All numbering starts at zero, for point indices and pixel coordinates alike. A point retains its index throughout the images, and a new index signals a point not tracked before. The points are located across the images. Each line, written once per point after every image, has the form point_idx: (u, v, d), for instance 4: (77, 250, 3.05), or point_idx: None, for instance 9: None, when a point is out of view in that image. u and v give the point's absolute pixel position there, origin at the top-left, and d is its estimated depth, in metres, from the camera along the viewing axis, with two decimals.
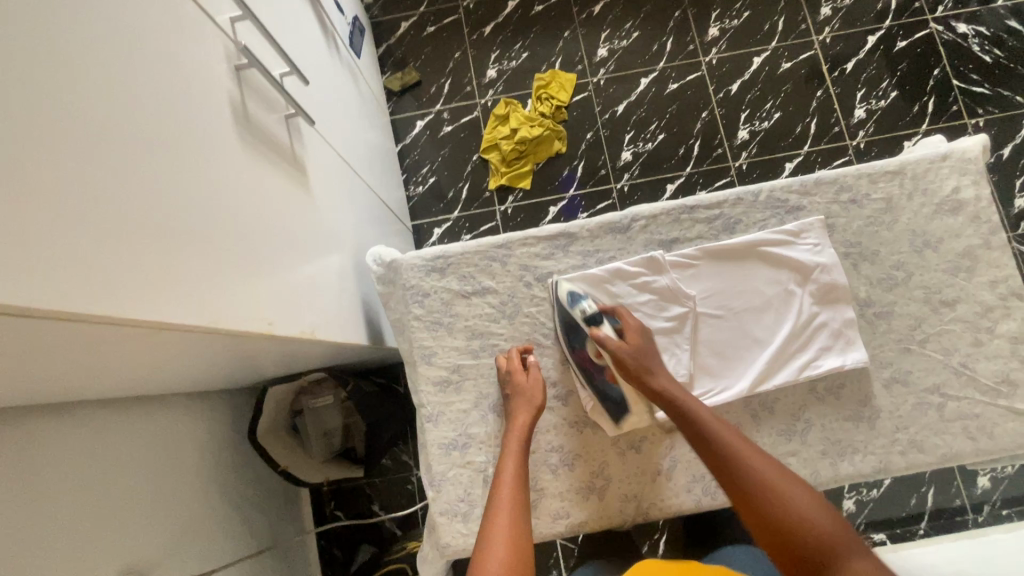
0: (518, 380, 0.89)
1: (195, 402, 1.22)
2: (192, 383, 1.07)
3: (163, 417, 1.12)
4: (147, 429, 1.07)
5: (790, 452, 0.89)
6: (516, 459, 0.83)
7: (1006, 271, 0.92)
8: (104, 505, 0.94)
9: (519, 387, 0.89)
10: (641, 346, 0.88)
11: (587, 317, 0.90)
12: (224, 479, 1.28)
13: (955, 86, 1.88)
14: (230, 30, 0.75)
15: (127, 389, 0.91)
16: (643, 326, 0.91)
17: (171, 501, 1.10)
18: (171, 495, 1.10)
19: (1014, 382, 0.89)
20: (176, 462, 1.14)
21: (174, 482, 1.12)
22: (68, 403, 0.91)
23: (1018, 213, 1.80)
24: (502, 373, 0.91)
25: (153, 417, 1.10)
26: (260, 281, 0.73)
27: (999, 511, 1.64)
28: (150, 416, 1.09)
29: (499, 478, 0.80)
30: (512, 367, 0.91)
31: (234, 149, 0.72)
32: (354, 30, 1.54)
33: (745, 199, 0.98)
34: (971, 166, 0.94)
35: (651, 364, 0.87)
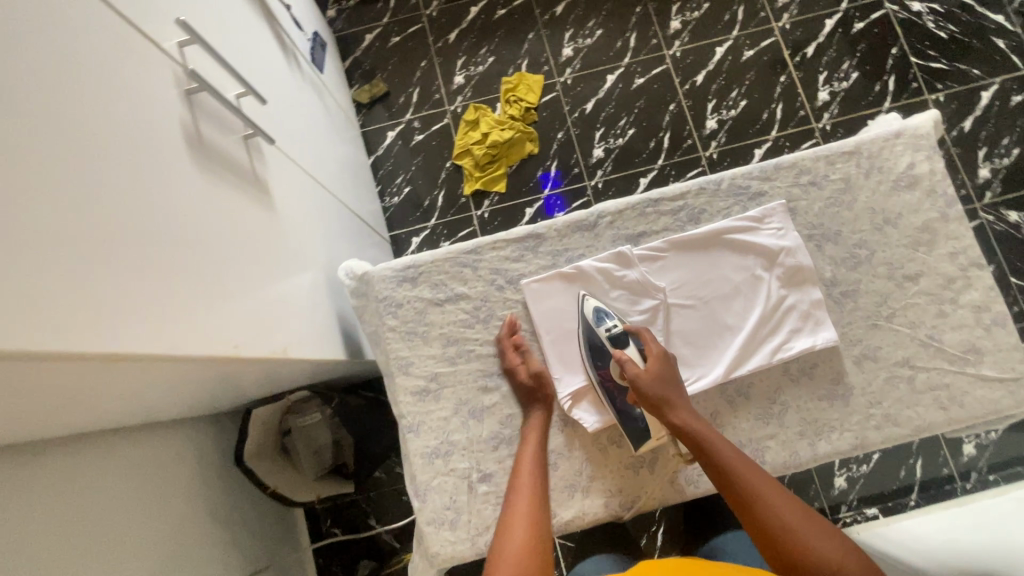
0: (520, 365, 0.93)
1: (181, 429, 1.21)
2: (174, 409, 1.05)
3: (150, 446, 1.11)
4: (134, 460, 1.06)
5: (769, 435, 0.90)
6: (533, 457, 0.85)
7: (964, 242, 0.94)
8: (96, 539, 0.93)
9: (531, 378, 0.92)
10: (664, 375, 0.87)
11: (612, 337, 0.91)
12: (216, 505, 1.27)
13: (914, 64, 1.92)
14: (179, 56, 0.75)
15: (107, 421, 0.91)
16: (666, 354, 0.90)
17: (165, 530, 1.09)
18: (163, 525, 1.09)
19: (980, 350, 0.91)
20: (164, 492, 1.12)
21: (166, 511, 1.11)
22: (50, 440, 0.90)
23: (983, 183, 1.84)
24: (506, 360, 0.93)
25: (140, 448, 1.09)
26: (225, 304, 0.72)
27: (986, 477, 1.67)
28: (132, 447, 1.07)
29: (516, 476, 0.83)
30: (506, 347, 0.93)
31: (189, 172, 0.71)
32: (315, 45, 1.53)
33: (707, 188, 0.99)
34: (923, 142, 0.97)
35: (672, 395, 0.86)
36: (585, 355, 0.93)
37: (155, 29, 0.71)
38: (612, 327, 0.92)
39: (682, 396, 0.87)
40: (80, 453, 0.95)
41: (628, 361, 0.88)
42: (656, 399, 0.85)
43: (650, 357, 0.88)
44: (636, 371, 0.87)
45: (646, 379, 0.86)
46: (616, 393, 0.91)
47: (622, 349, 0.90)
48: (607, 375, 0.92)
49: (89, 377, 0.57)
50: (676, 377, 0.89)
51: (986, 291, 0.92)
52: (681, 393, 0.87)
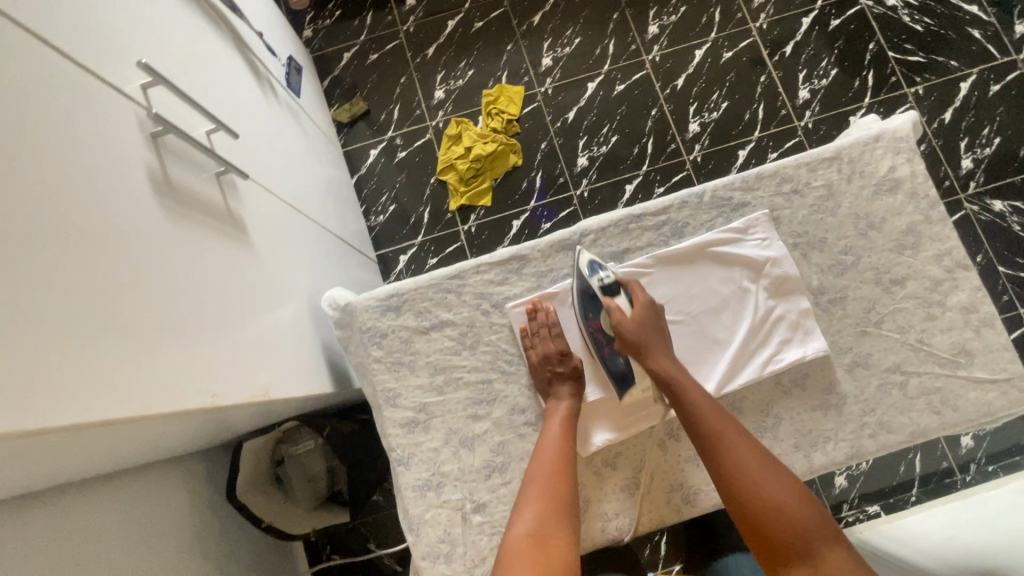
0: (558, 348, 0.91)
1: (174, 467, 1.19)
2: (165, 451, 1.03)
3: (143, 488, 1.09)
4: (127, 504, 1.04)
5: (763, 449, 0.89)
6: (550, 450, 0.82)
7: (949, 244, 0.93)
8: None
9: (566, 359, 0.91)
10: (649, 322, 0.90)
11: (604, 287, 0.92)
12: (213, 542, 1.25)
13: (892, 58, 1.93)
14: (143, 98, 0.73)
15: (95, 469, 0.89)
16: (654, 303, 0.92)
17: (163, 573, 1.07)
18: (161, 568, 1.07)
19: (970, 352, 0.90)
20: (161, 533, 1.11)
21: (163, 553, 1.09)
22: (40, 492, 0.88)
23: (967, 174, 1.84)
24: (529, 333, 0.92)
25: (132, 491, 1.07)
26: (199, 351, 0.70)
27: (985, 468, 1.67)
28: (123, 492, 1.04)
29: (544, 436, 0.85)
30: (542, 332, 0.92)
31: (156, 218, 0.69)
32: (291, 70, 1.52)
33: (690, 201, 0.98)
34: (902, 145, 0.96)
35: (653, 342, 0.88)
36: (578, 308, 0.94)
37: (116, 73, 0.69)
38: (603, 278, 0.93)
39: (665, 343, 0.89)
40: (72, 503, 0.93)
41: (616, 309, 0.91)
42: (636, 343, 0.88)
43: (637, 306, 0.91)
44: (621, 317, 0.90)
45: (630, 326, 0.89)
46: (602, 340, 0.94)
47: (613, 298, 0.92)
48: (597, 325, 0.94)
49: (53, 441, 0.54)
50: (662, 326, 0.91)
51: (973, 292, 0.92)
52: (663, 341, 0.89)
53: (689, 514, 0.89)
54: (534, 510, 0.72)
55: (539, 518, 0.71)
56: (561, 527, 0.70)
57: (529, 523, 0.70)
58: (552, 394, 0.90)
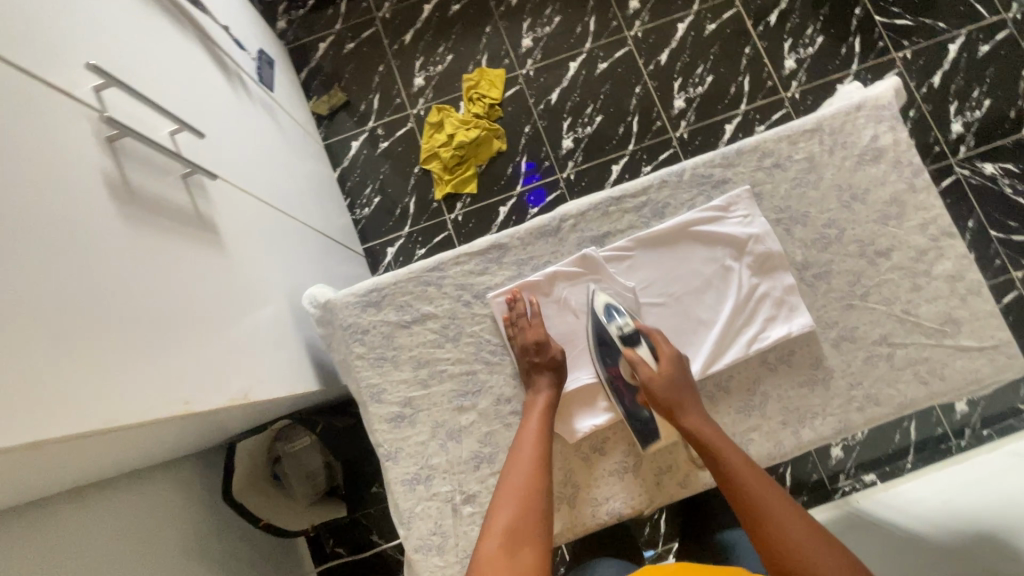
0: (539, 341, 0.89)
1: (177, 469, 1.22)
2: (164, 454, 1.05)
3: (147, 491, 1.12)
4: (132, 507, 1.07)
5: (754, 427, 0.89)
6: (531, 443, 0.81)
7: (934, 213, 0.92)
8: None
9: (546, 352, 0.89)
10: (676, 378, 0.86)
11: (623, 335, 0.90)
12: (219, 539, 1.28)
13: (878, 23, 1.89)
14: (96, 101, 0.71)
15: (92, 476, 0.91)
16: (679, 354, 0.88)
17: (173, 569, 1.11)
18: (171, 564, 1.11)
19: (957, 321, 0.89)
20: (168, 532, 1.14)
21: (170, 551, 1.12)
22: (46, 500, 0.91)
23: (957, 138, 1.82)
24: (508, 326, 0.91)
25: (137, 494, 1.09)
26: (166, 359, 0.68)
27: (980, 432, 1.67)
28: (126, 495, 1.06)
29: (524, 429, 0.84)
30: (519, 325, 0.90)
31: (114, 226, 0.67)
32: (262, 64, 1.48)
33: (670, 180, 0.96)
34: (884, 112, 0.95)
35: (685, 398, 0.85)
36: (593, 343, 0.92)
37: (66, 77, 0.67)
38: (622, 324, 0.90)
39: (694, 400, 0.85)
40: (78, 509, 0.96)
41: (639, 362, 0.87)
42: (668, 403, 0.84)
43: (661, 358, 0.87)
44: (648, 373, 0.86)
45: (658, 383, 0.85)
46: (625, 392, 0.90)
47: (633, 348, 0.89)
48: (616, 372, 0.91)
49: (19, 460, 0.54)
50: (689, 380, 0.87)
51: (958, 261, 0.91)
52: (693, 397, 0.85)
53: (680, 493, 0.89)
54: (507, 515, 0.71)
55: (514, 518, 0.70)
56: (536, 530, 0.70)
57: (503, 526, 0.69)
58: (533, 387, 0.89)
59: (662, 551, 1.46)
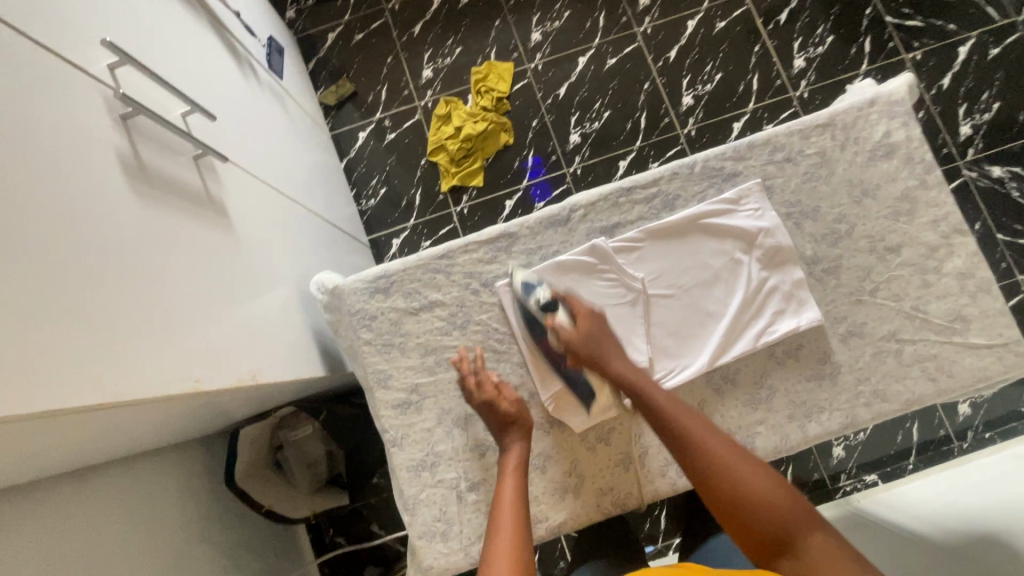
0: (489, 398, 0.86)
1: (180, 453, 1.22)
2: (167, 436, 1.05)
3: (150, 474, 1.12)
4: (134, 489, 1.07)
5: (761, 420, 0.89)
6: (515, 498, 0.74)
7: (945, 210, 0.92)
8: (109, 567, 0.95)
9: (499, 409, 0.85)
10: (597, 331, 0.88)
11: (542, 306, 0.89)
12: (222, 524, 1.29)
13: (889, 23, 1.88)
14: (110, 78, 0.71)
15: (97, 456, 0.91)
16: (595, 309, 0.91)
17: (174, 552, 1.11)
18: (172, 547, 1.11)
19: (966, 319, 0.89)
20: (170, 515, 1.14)
21: (172, 534, 1.13)
22: (51, 479, 0.91)
23: (965, 140, 1.81)
24: (462, 383, 0.88)
25: (140, 476, 1.09)
26: (177, 338, 0.68)
27: (983, 435, 1.67)
28: (129, 477, 1.07)
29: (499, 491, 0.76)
30: (466, 383, 0.87)
31: (126, 204, 0.67)
32: (272, 51, 1.48)
33: (680, 172, 0.96)
34: (897, 108, 0.94)
35: (607, 349, 0.87)
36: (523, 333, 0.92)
37: (82, 54, 0.67)
38: (541, 297, 0.90)
39: (616, 347, 0.88)
40: (83, 489, 0.96)
41: (560, 326, 0.89)
42: (592, 357, 0.87)
43: (580, 318, 0.89)
44: (568, 334, 0.88)
45: (578, 342, 0.88)
46: (557, 357, 0.91)
47: (554, 316, 0.89)
48: (546, 344, 0.92)
49: (30, 432, 0.54)
50: (609, 331, 0.90)
51: (969, 258, 0.90)
52: (614, 344, 0.88)
53: (680, 488, 0.89)
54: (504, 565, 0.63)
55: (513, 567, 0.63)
56: None
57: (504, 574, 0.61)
58: (502, 446, 0.84)
59: (662, 547, 1.46)
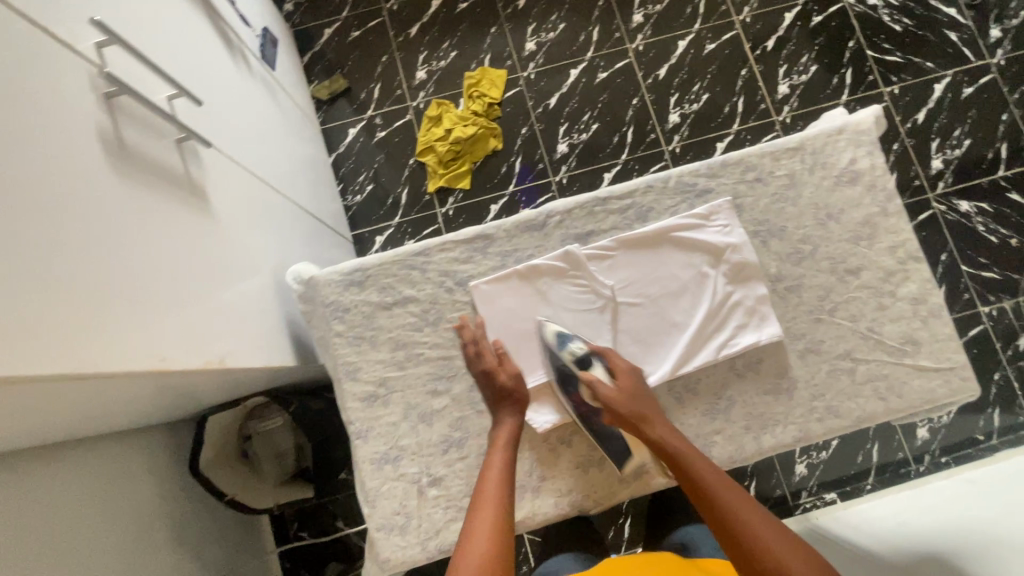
0: (489, 368, 0.91)
1: (146, 436, 1.22)
2: (134, 416, 1.06)
3: (114, 455, 1.12)
4: (96, 469, 1.07)
5: (719, 430, 0.92)
6: (499, 481, 0.80)
7: (903, 237, 0.96)
8: (66, 546, 0.95)
9: (495, 381, 0.90)
10: (636, 390, 0.88)
11: (577, 359, 0.91)
12: (184, 509, 1.28)
13: (870, 57, 1.95)
14: (97, 57, 0.72)
15: (59, 432, 0.91)
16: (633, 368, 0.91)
17: (132, 535, 1.11)
18: (131, 530, 1.11)
19: (917, 341, 0.93)
20: (131, 498, 1.14)
21: (132, 518, 1.12)
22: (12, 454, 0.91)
23: (937, 174, 1.88)
24: (466, 348, 0.92)
25: (103, 457, 1.09)
26: (146, 317, 0.69)
27: (939, 459, 1.72)
28: (92, 456, 1.06)
29: (485, 470, 0.82)
30: (467, 352, 0.92)
31: (104, 180, 0.67)
32: (266, 42, 1.48)
33: (655, 186, 0.99)
34: (863, 137, 0.99)
35: (647, 410, 0.87)
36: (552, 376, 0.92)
37: (69, 31, 0.68)
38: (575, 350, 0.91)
39: (655, 410, 0.88)
40: (45, 466, 0.96)
41: (598, 382, 0.88)
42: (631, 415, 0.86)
43: (618, 374, 0.89)
44: (606, 393, 0.87)
45: (617, 399, 0.87)
46: (586, 412, 0.91)
47: (589, 370, 0.90)
48: (580, 399, 0.91)
49: None
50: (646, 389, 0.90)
51: (923, 284, 0.95)
52: (653, 406, 0.88)
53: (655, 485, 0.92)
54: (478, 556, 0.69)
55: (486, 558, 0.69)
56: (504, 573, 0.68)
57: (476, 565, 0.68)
58: (496, 418, 0.89)
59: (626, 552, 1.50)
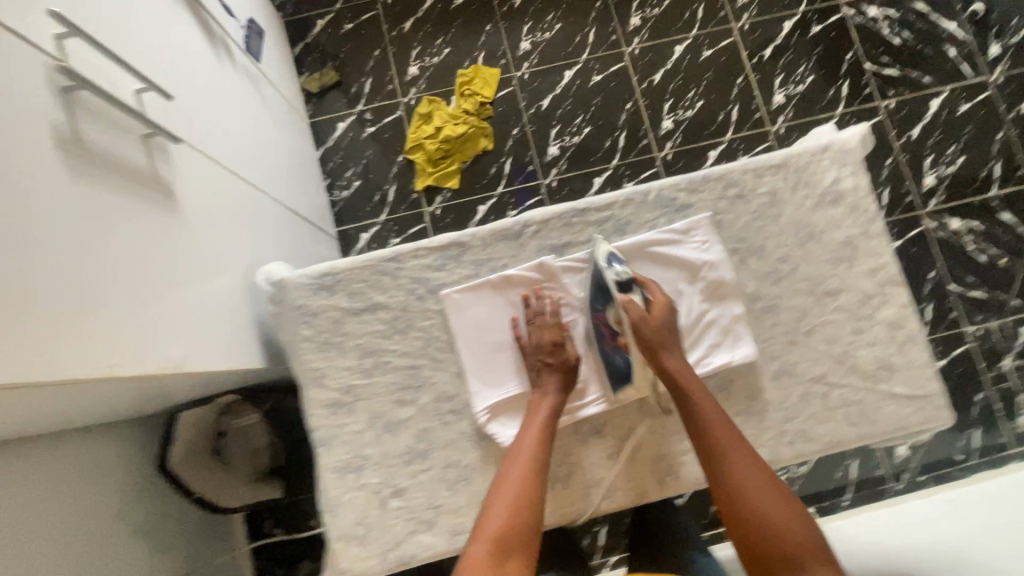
0: (550, 336, 0.91)
1: (117, 431, 1.20)
2: (104, 413, 1.04)
3: (82, 450, 1.10)
4: (64, 464, 1.05)
5: (688, 451, 0.91)
6: (537, 441, 0.82)
7: (883, 260, 0.95)
8: (26, 544, 0.94)
9: (558, 350, 0.90)
10: (666, 324, 0.88)
11: (619, 282, 0.89)
12: (153, 505, 1.27)
13: (867, 69, 1.93)
14: (56, 50, 0.69)
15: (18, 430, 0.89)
16: (670, 302, 0.90)
17: (97, 533, 1.09)
18: (96, 528, 1.10)
19: (892, 367, 0.92)
20: (97, 495, 1.12)
21: (98, 514, 1.11)
22: None
23: (929, 191, 1.87)
24: (529, 312, 0.92)
25: (71, 452, 1.07)
26: (100, 318, 0.67)
27: (917, 478, 1.72)
28: (60, 451, 1.05)
29: (524, 429, 0.85)
30: (534, 317, 0.92)
31: (58, 179, 0.65)
32: (251, 33, 1.45)
33: (634, 199, 0.97)
34: (848, 157, 0.97)
35: (668, 341, 0.87)
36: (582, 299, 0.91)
37: (27, 22, 0.65)
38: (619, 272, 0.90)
39: (678, 347, 0.88)
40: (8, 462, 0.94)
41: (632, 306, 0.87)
42: (656, 343, 0.86)
43: (654, 305, 0.89)
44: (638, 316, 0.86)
45: (649, 325, 0.87)
46: (605, 333, 0.91)
47: (629, 294, 0.88)
48: (603, 318, 0.91)
49: None
50: (675, 326, 0.89)
51: (901, 309, 0.93)
52: (677, 343, 0.88)
53: (673, 486, 0.91)
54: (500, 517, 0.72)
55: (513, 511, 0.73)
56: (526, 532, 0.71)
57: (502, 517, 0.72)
58: (542, 384, 0.89)
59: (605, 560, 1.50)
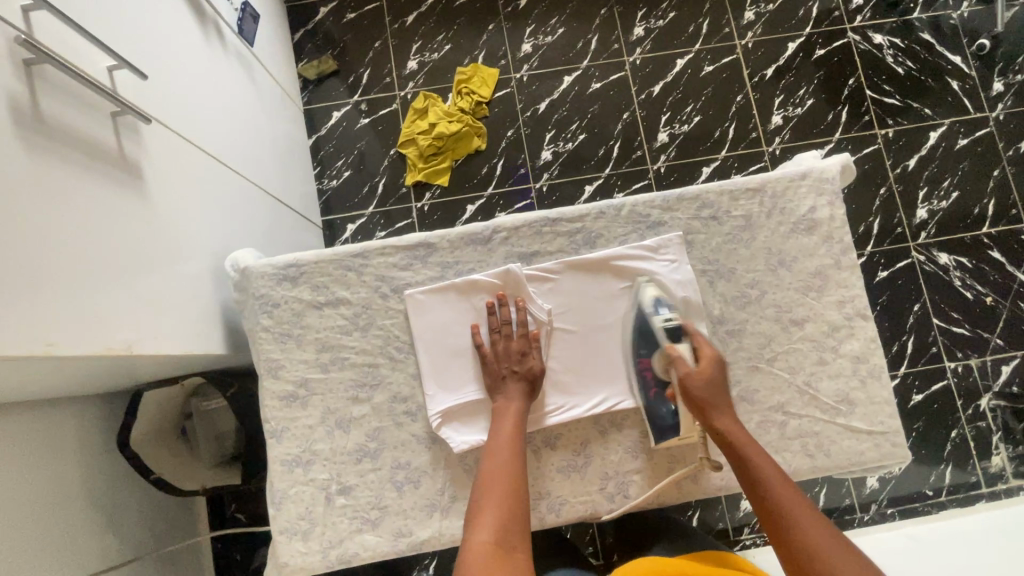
0: (514, 344, 0.90)
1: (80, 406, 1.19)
2: (65, 387, 1.03)
3: (42, 422, 1.09)
4: (21, 435, 1.04)
5: (642, 468, 0.91)
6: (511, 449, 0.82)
7: (853, 292, 0.94)
8: None
9: (523, 361, 0.90)
10: (715, 378, 0.85)
11: (667, 330, 0.88)
12: (114, 481, 1.27)
13: (868, 97, 1.92)
14: (22, 23, 0.69)
15: None
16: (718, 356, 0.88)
17: (52, 506, 1.09)
18: (51, 501, 1.09)
19: (852, 402, 0.91)
20: (55, 468, 1.11)
21: (55, 488, 1.10)
22: None
23: (919, 224, 1.85)
24: (490, 320, 0.92)
25: (29, 424, 1.06)
26: (44, 293, 0.66)
27: (885, 510, 1.71)
28: (19, 422, 1.04)
29: (496, 436, 0.84)
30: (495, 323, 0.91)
31: (12, 152, 0.65)
32: (245, 16, 1.44)
33: (607, 213, 0.96)
34: (827, 186, 0.96)
35: (718, 400, 0.84)
36: (632, 339, 0.92)
37: None
38: (669, 319, 0.89)
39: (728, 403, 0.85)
40: None
41: (679, 358, 0.87)
42: (700, 400, 0.84)
43: (702, 359, 0.86)
44: (684, 371, 0.86)
45: (695, 380, 0.85)
46: (650, 382, 0.91)
47: (676, 344, 0.88)
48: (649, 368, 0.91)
49: None
50: (726, 385, 0.86)
51: (866, 343, 0.93)
52: (727, 399, 0.85)
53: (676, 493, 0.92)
54: (488, 526, 0.70)
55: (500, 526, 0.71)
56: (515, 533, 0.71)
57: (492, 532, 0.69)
58: (505, 393, 0.89)
59: None
